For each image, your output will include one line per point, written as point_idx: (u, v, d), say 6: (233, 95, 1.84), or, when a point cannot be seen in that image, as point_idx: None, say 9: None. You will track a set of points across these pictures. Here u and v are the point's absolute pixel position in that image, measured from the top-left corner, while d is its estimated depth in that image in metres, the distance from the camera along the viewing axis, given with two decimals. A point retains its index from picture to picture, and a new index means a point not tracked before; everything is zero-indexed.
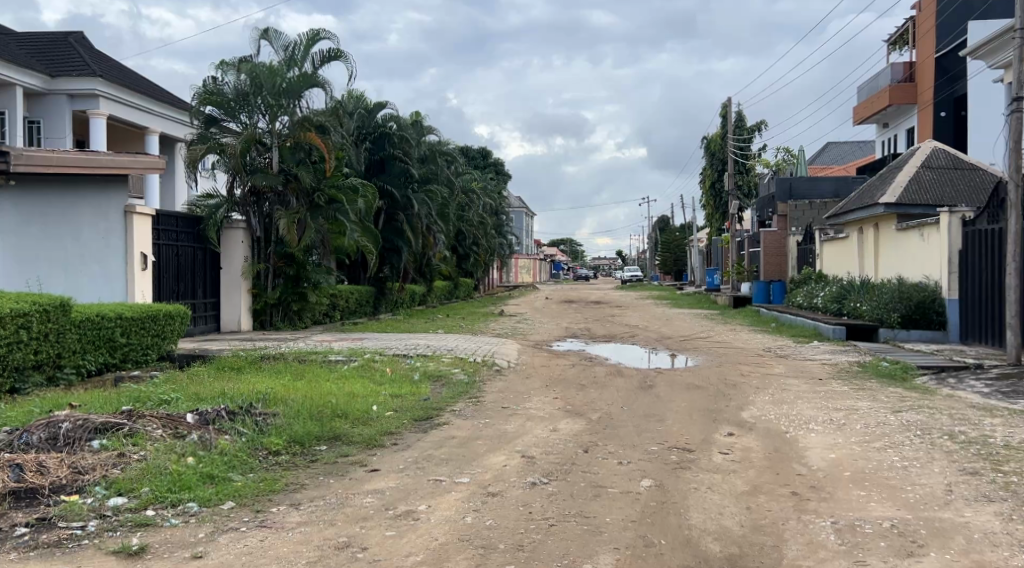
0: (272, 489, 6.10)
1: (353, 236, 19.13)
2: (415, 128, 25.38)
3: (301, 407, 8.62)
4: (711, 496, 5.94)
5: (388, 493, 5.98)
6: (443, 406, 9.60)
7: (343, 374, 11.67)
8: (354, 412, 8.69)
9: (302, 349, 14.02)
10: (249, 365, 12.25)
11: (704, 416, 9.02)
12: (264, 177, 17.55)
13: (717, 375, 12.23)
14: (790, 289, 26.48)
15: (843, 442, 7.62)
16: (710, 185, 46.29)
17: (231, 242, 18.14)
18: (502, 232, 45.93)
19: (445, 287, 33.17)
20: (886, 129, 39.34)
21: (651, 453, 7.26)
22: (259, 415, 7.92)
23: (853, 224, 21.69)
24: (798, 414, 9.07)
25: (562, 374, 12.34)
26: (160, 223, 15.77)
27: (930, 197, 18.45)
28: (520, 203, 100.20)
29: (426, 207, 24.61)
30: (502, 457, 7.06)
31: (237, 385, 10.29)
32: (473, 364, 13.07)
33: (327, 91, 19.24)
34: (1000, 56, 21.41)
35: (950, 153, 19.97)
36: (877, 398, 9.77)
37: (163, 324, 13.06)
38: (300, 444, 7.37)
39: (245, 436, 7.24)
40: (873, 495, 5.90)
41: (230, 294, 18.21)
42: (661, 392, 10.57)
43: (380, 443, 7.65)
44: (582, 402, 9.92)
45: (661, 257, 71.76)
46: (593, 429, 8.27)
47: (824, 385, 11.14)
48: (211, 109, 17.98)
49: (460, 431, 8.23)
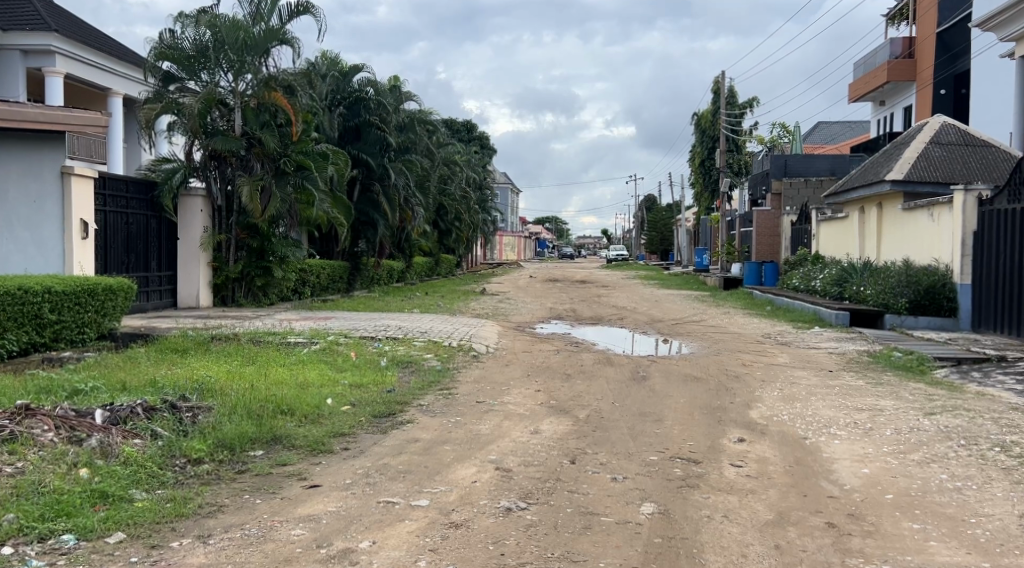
0: (177, 515, 4.83)
1: (322, 206, 17.67)
2: (393, 93, 23.82)
3: (240, 400, 7.40)
4: (730, 529, 4.77)
5: (325, 522, 4.74)
6: (409, 400, 8.38)
7: (301, 359, 10.43)
8: (302, 408, 7.42)
9: (260, 330, 12.71)
10: (196, 348, 10.93)
11: (707, 417, 7.82)
12: (225, 141, 16.12)
13: (716, 365, 11.04)
14: (784, 271, 25.45)
15: (875, 453, 6.47)
16: (699, 162, 45.22)
17: (189, 211, 16.75)
18: (485, 208, 44.54)
19: (425, 264, 31.84)
20: (882, 107, 38.36)
21: (650, 465, 6.08)
22: (186, 412, 6.69)
23: (854, 204, 20.59)
24: (815, 415, 7.92)
25: (546, 361, 11.13)
26: (106, 188, 14.38)
27: (940, 175, 17.40)
28: (505, 178, 98.95)
29: (405, 178, 23.23)
30: (472, 470, 5.84)
31: (173, 372, 9.01)
32: (447, 349, 11.83)
33: (296, 49, 17.76)
34: (1009, 30, 20.33)
35: (960, 128, 18.81)
36: (902, 397, 8.60)
37: (102, 299, 11.71)
38: (228, 451, 6.11)
39: (161, 440, 5.98)
40: (930, 530, 4.75)
41: (188, 268, 16.83)
42: (656, 384, 9.41)
43: (328, 448, 6.40)
44: (568, 396, 8.73)
45: (647, 237, 70.70)
46: (581, 432, 7.06)
47: (837, 379, 9.99)
48: (169, 65, 16.57)
49: (425, 433, 6.99)
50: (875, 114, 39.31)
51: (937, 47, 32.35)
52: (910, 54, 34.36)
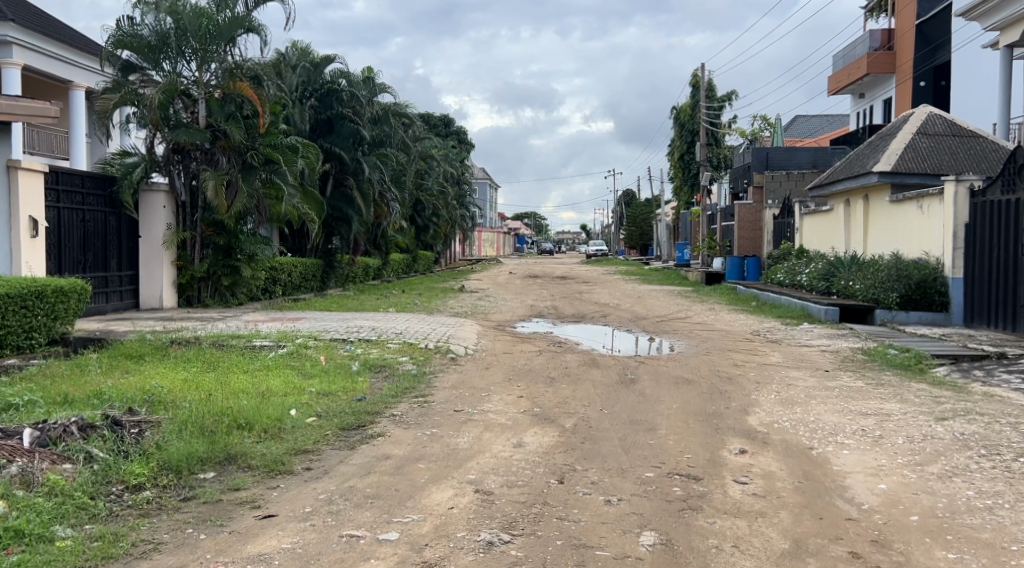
0: (104, 558, 4.17)
1: (292, 201, 16.91)
2: (367, 85, 23.07)
3: (192, 414, 6.72)
4: (744, 563, 4.19)
5: (277, 563, 4.11)
6: (381, 409, 7.73)
7: (265, 364, 9.77)
8: (262, 421, 6.75)
9: (223, 332, 12.00)
10: (152, 354, 10.21)
11: (703, 425, 7.24)
12: (188, 133, 15.32)
13: (707, 365, 10.49)
14: (767, 266, 25.03)
15: (890, 465, 5.93)
16: (679, 156, 44.86)
17: (151, 206, 15.93)
18: (463, 203, 43.84)
19: (402, 261, 31.08)
20: (862, 100, 38.13)
21: (647, 484, 5.49)
22: (129, 429, 6.01)
23: (838, 196, 20.18)
24: (818, 421, 7.38)
25: (527, 364, 10.51)
26: (59, 183, 13.59)
27: (928, 165, 16.98)
28: (483, 174, 98.37)
29: (379, 172, 22.49)
30: (448, 493, 5.21)
31: (122, 381, 8.29)
32: (423, 351, 11.19)
33: (264, 37, 17.00)
34: (994, 19, 19.92)
35: (947, 118, 18.42)
36: (907, 400, 8.08)
37: (52, 302, 10.93)
38: (174, 475, 5.44)
39: (95, 464, 5.30)
40: (969, 562, 4.22)
41: (151, 266, 16.02)
42: (646, 388, 8.84)
43: (287, 469, 5.74)
44: (552, 402, 8.12)
45: (627, 232, 70.41)
46: (568, 445, 6.46)
47: (835, 380, 9.47)
48: (128, 54, 15.76)
49: (397, 449, 6.35)
50: (855, 107, 39.07)
51: (917, 38, 31.96)
52: (890, 47, 34.05)
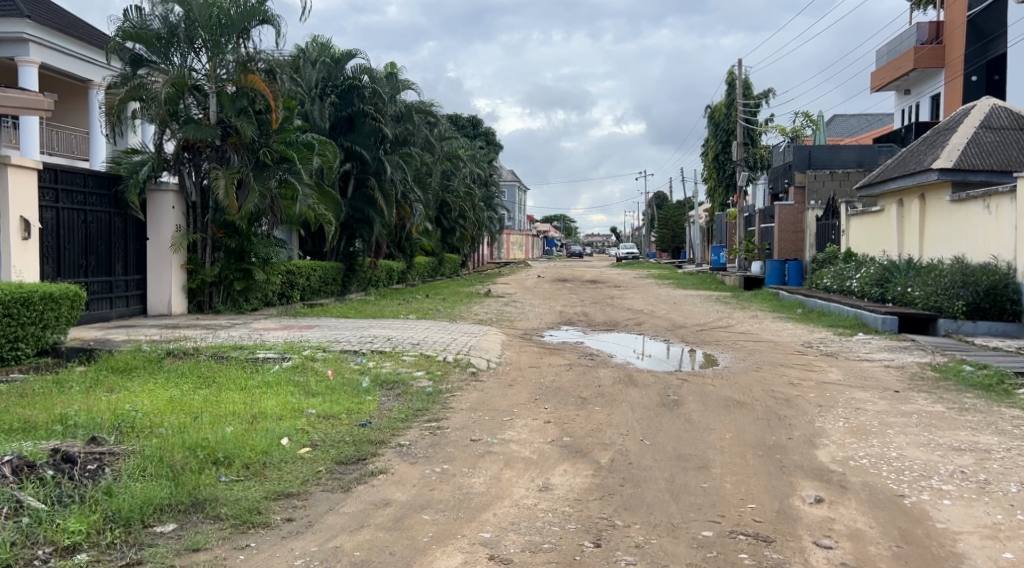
0: None
1: (307, 201, 15.94)
2: (389, 81, 22.13)
3: (160, 446, 5.71)
4: None
5: None
6: (387, 438, 6.67)
7: (267, 380, 8.77)
8: (245, 455, 5.73)
9: (226, 343, 11.02)
10: (144, 367, 9.29)
11: (765, 462, 6.08)
12: (197, 129, 14.47)
13: (759, 383, 9.29)
14: (811, 270, 23.62)
15: (1009, 523, 4.75)
16: (713, 156, 43.41)
17: (158, 206, 15.06)
18: (491, 205, 42.74)
19: (427, 264, 30.11)
20: (907, 96, 36.32)
21: (704, 546, 4.40)
22: (80, 467, 5.00)
23: (890, 196, 18.81)
24: (903, 456, 6.19)
25: (555, 381, 9.39)
26: (57, 182, 12.76)
27: (995, 162, 15.56)
28: (512, 177, 97.34)
29: (402, 171, 21.47)
30: (454, 561, 4.17)
31: (97, 402, 7.30)
32: (441, 365, 10.11)
33: (278, 28, 16.12)
34: None
35: (1012, 110, 16.97)
36: (1005, 432, 6.84)
37: (40, 309, 10.02)
38: (122, 530, 4.45)
39: (22, 519, 4.33)
40: None
41: (159, 270, 15.15)
42: (691, 411, 7.70)
43: (262, 520, 4.71)
44: (584, 430, 7.00)
45: (657, 235, 68.85)
46: (604, 489, 5.34)
47: (910, 403, 8.23)
48: (137, 46, 14.90)
49: (399, 493, 5.28)
50: (900, 103, 37.29)
51: (969, 32, 30.18)
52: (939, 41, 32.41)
